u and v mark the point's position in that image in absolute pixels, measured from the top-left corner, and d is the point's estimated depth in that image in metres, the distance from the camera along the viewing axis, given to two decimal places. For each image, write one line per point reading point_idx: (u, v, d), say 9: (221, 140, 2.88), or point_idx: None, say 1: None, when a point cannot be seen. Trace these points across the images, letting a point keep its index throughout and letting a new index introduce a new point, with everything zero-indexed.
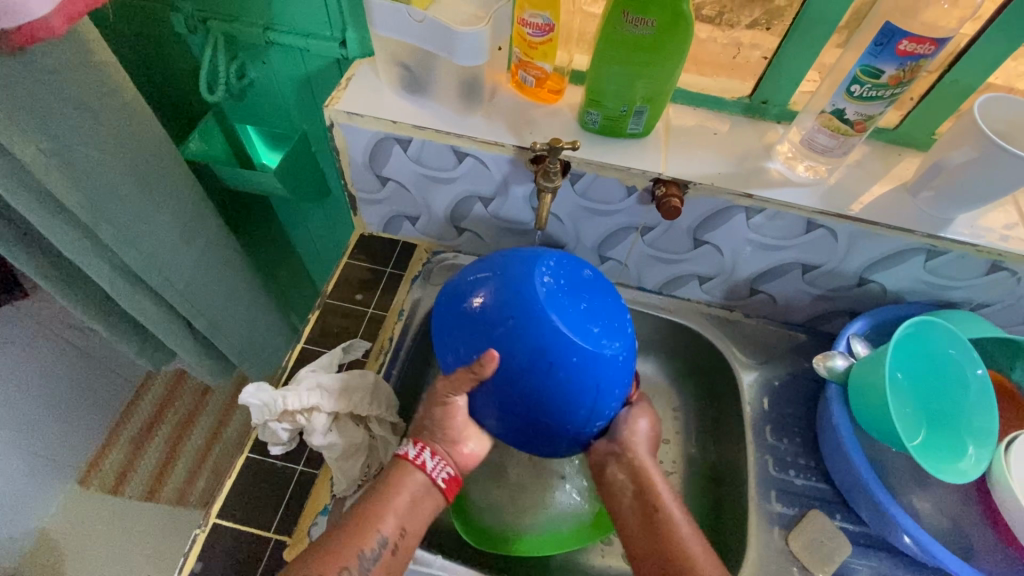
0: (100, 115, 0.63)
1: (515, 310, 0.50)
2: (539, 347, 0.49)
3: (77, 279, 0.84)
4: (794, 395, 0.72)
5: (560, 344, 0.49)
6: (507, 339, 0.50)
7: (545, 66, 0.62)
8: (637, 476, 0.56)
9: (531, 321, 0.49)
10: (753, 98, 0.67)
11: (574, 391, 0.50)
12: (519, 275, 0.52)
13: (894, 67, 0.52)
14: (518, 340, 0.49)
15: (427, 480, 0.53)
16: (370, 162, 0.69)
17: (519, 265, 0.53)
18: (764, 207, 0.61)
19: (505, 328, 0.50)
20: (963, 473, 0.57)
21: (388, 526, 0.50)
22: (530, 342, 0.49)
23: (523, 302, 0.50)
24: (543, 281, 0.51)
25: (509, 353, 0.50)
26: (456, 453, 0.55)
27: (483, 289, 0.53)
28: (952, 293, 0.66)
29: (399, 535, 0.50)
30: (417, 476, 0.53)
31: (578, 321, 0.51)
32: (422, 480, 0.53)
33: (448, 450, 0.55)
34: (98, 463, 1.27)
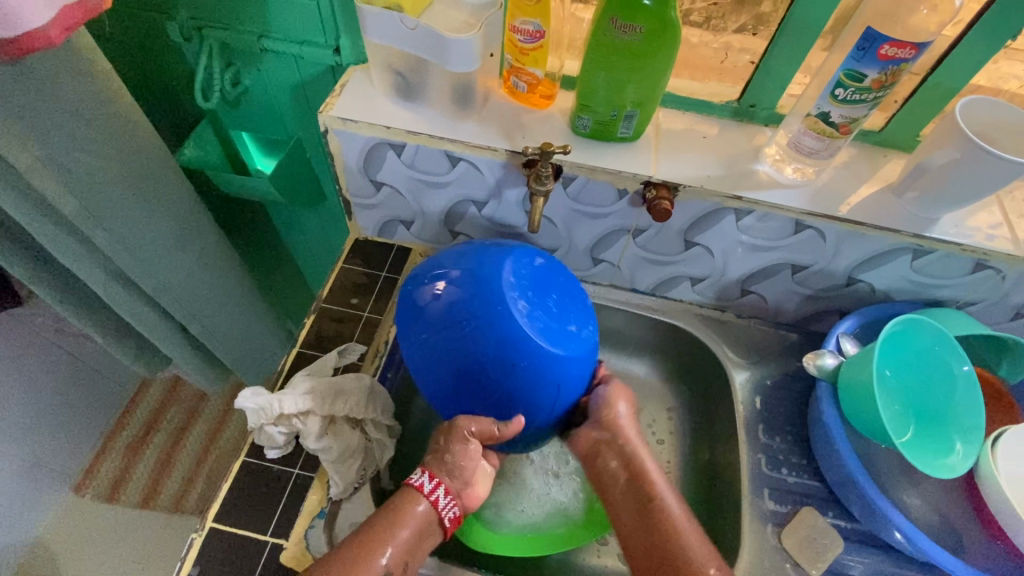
0: (95, 122, 0.64)
1: (482, 309, 0.51)
2: (500, 339, 0.50)
3: (72, 285, 0.84)
4: (786, 394, 0.73)
5: (524, 337, 0.51)
6: (471, 335, 0.51)
7: (536, 72, 0.63)
8: (627, 464, 0.57)
9: (497, 310, 0.51)
10: (741, 102, 0.68)
11: (535, 389, 0.52)
12: (488, 274, 0.53)
13: (877, 71, 0.53)
14: (484, 337, 0.50)
15: (434, 516, 0.53)
16: (365, 167, 0.70)
17: (489, 257, 0.55)
18: (752, 208, 0.62)
19: (472, 325, 0.51)
20: (951, 469, 0.58)
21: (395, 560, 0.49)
22: (495, 330, 0.50)
23: (489, 291, 0.51)
24: (511, 275, 0.53)
25: (473, 348, 0.51)
26: (464, 492, 0.55)
27: (448, 283, 0.53)
28: (938, 292, 0.67)
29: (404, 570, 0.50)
30: (425, 510, 0.53)
31: (542, 319, 0.53)
32: (433, 514, 0.53)
33: (457, 489, 0.55)
34: (93, 471, 1.27)
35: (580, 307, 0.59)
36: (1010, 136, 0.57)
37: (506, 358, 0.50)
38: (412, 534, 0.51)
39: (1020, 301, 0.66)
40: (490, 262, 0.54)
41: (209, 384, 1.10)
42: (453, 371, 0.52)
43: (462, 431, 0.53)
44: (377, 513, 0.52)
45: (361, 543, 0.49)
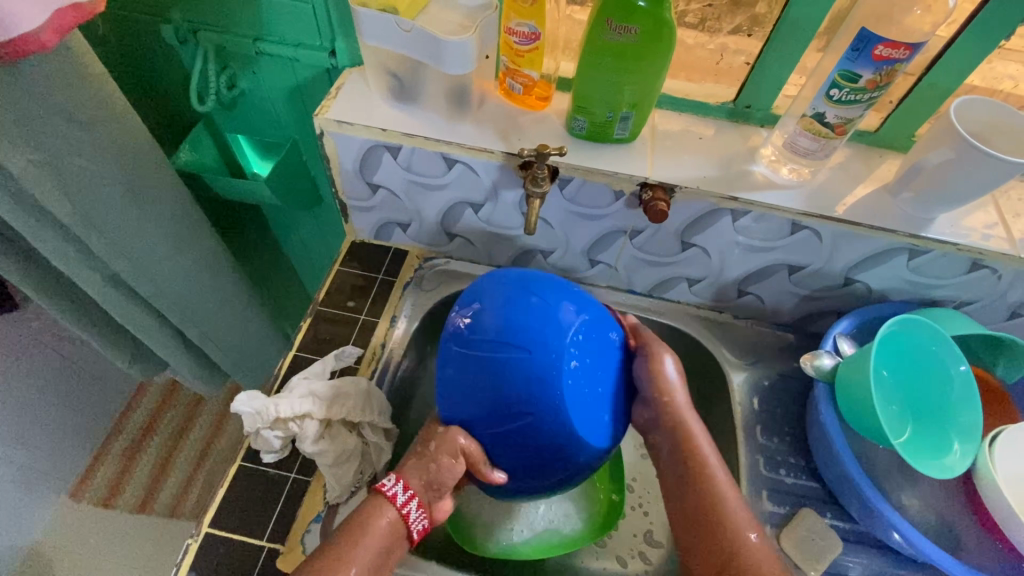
0: (90, 125, 0.64)
1: (533, 346, 0.51)
2: (532, 382, 0.50)
3: (68, 289, 0.84)
4: (783, 395, 0.73)
5: (551, 395, 0.50)
6: (509, 366, 0.50)
7: (532, 74, 0.63)
8: (670, 422, 0.58)
9: (529, 358, 0.50)
10: (737, 103, 0.68)
11: (535, 450, 0.51)
12: (550, 316, 0.53)
13: (871, 72, 0.53)
14: (521, 374, 0.50)
15: (402, 529, 0.51)
16: (361, 170, 0.70)
17: (553, 295, 0.55)
18: (749, 209, 0.62)
19: (515, 356, 0.51)
20: (949, 469, 0.58)
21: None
22: (522, 378, 0.50)
23: (531, 336, 0.51)
24: (556, 326, 0.52)
25: (506, 377, 0.50)
26: (434, 504, 0.54)
27: (504, 304, 0.54)
28: (934, 292, 0.68)
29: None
30: (395, 525, 0.51)
31: (574, 381, 0.51)
32: (401, 528, 0.51)
33: (429, 501, 0.54)
34: (90, 476, 1.26)
35: (615, 376, 0.57)
36: (1005, 136, 0.57)
37: (522, 407, 0.50)
38: (376, 552, 0.49)
39: (1016, 301, 0.66)
40: (540, 304, 0.53)
41: (206, 388, 1.10)
42: (475, 391, 0.52)
43: (452, 444, 0.52)
44: (343, 527, 0.50)
45: (321, 564, 0.47)
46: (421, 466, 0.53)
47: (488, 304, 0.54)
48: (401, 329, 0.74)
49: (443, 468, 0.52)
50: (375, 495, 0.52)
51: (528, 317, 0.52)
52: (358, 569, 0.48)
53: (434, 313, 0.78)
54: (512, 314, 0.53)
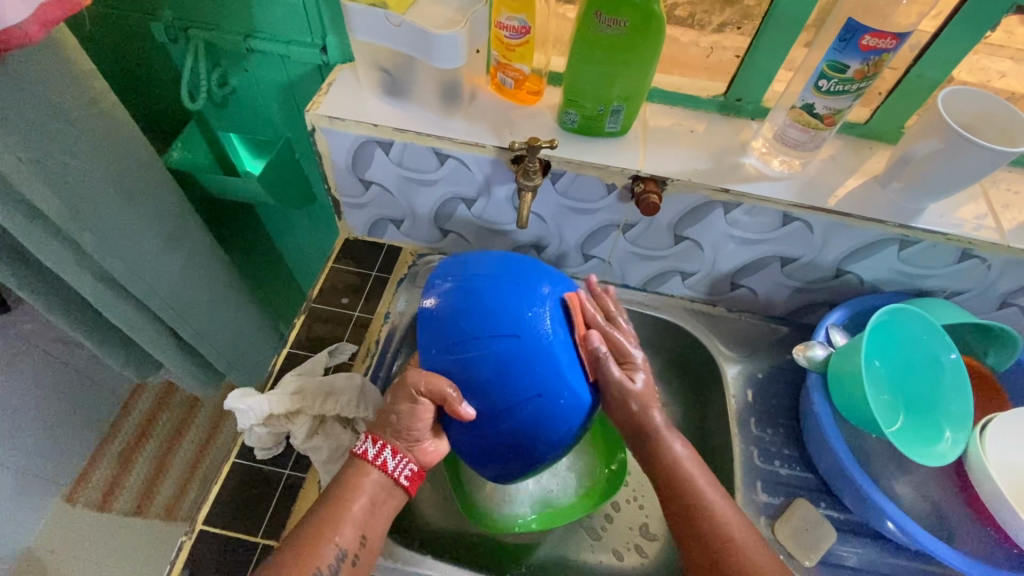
0: (79, 122, 0.63)
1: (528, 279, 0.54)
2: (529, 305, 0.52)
3: (60, 289, 0.84)
4: (777, 387, 0.73)
5: (521, 341, 0.50)
6: (503, 288, 0.53)
7: (523, 68, 0.63)
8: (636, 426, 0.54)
9: (485, 330, 0.50)
10: (728, 96, 0.68)
11: (518, 378, 0.49)
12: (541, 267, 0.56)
13: (859, 62, 0.53)
14: (516, 295, 0.52)
15: (388, 480, 0.53)
16: (353, 166, 0.70)
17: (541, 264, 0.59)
18: (740, 201, 0.63)
19: (510, 282, 0.53)
20: (940, 457, 0.59)
21: (348, 539, 0.49)
22: (488, 354, 0.50)
23: (508, 286, 0.53)
24: (527, 307, 0.51)
25: (498, 298, 0.52)
26: (418, 449, 0.54)
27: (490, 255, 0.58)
28: (925, 282, 0.68)
29: (361, 544, 0.49)
30: (375, 477, 0.52)
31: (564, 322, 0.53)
32: (383, 478, 0.52)
33: (408, 447, 0.54)
34: (85, 479, 1.25)
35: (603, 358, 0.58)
36: (992, 125, 0.57)
37: (484, 385, 0.50)
38: (363, 508, 0.50)
39: (1006, 290, 0.66)
40: (512, 288, 0.53)
41: (201, 389, 1.09)
42: (463, 313, 0.52)
43: (414, 389, 0.51)
44: (325, 492, 0.52)
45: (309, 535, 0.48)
46: (384, 422, 0.54)
47: (460, 284, 0.55)
48: (396, 325, 0.75)
49: (407, 415, 0.52)
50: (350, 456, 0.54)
51: (498, 299, 0.52)
52: (346, 528, 0.49)
53: None
54: (483, 294, 0.52)
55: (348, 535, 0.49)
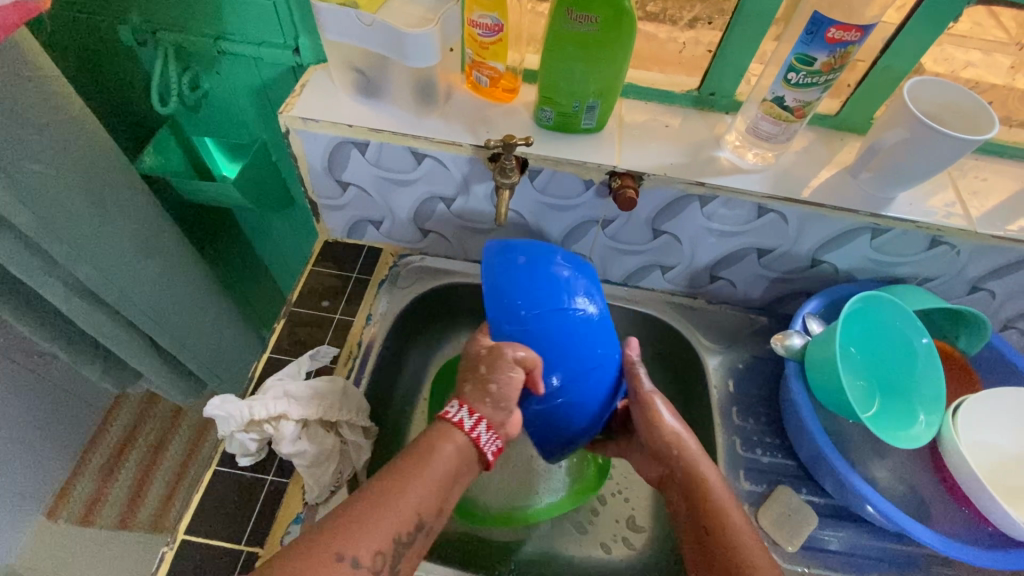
0: (46, 130, 0.62)
1: (520, 255, 0.57)
2: (524, 274, 0.55)
3: (33, 301, 0.82)
4: (757, 376, 0.74)
5: (540, 313, 0.54)
6: (507, 276, 0.55)
7: (497, 66, 0.63)
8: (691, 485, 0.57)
9: (516, 306, 0.54)
10: (701, 91, 0.69)
11: (581, 332, 0.54)
12: (518, 246, 0.58)
13: (826, 55, 0.54)
14: (514, 274, 0.55)
15: (474, 452, 0.52)
16: (330, 167, 0.69)
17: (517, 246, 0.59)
18: (716, 194, 0.63)
19: (507, 266, 0.56)
20: (916, 439, 0.59)
21: (428, 508, 0.48)
22: (539, 325, 0.53)
23: (511, 275, 0.55)
24: (535, 265, 0.56)
25: (507, 283, 0.55)
26: (507, 423, 0.53)
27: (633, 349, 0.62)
28: (897, 269, 0.70)
29: (437, 515, 0.49)
30: (457, 439, 0.51)
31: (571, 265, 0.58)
32: (470, 450, 0.52)
33: (500, 424, 0.53)
34: (67, 494, 1.23)
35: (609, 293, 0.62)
36: (958, 114, 0.59)
37: (550, 345, 0.53)
38: (447, 475, 0.50)
39: (976, 274, 0.68)
40: (539, 263, 0.56)
41: (183, 398, 1.08)
42: (499, 323, 0.54)
43: (508, 357, 0.51)
44: (409, 451, 0.51)
45: (382, 497, 0.47)
46: (479, 393, 0.53)
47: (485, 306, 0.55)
48: (378, 326, 0.74)
49: (507, 385, 0.51)
50: (440, 423, 0.53)
51: (536, 303, 0.54)
52: (424, 497, 0.48)
53: (409, 309, 0.78)
54: (546, 277, 0.55)
55: (429, 500, 0.48)
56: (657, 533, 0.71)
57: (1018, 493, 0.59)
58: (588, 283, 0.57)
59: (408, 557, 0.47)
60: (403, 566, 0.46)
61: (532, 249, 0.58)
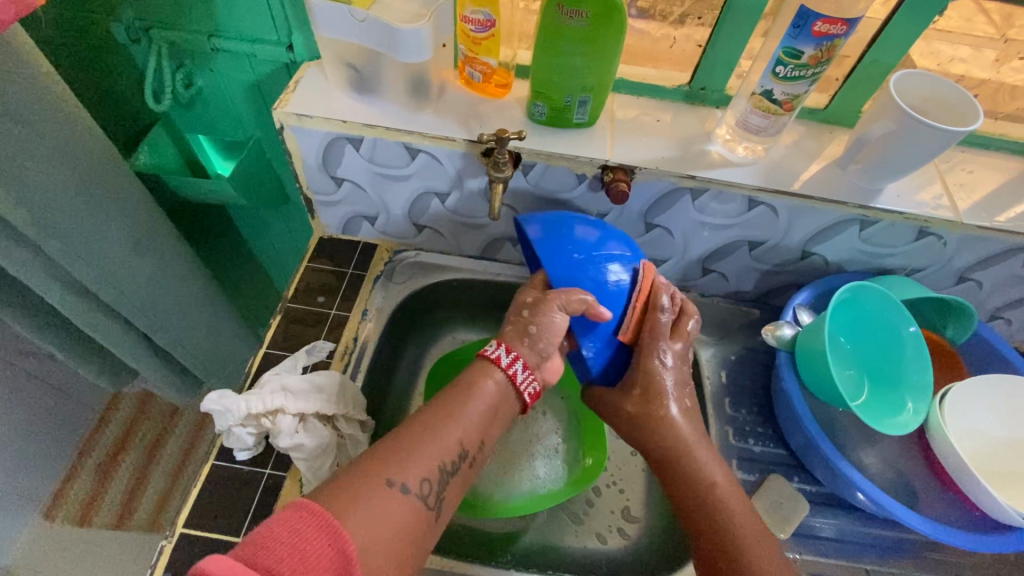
0: (40, 127, 0.62)
1: (559, 221, 0.63)
2: (570, 233, 0.61)
3: (28, 299, 0.82)
4: (749, 367, 0.75)
5: (590, 262, 0.60)
6: (557, 235, 0.61)
7: (489, 61, 0.64)
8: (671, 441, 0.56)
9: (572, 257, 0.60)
10: (692, 85, 0.70)
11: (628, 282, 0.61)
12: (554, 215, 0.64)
13: (813, 48, 0.55)
14: (562, 234, 0.61)
15: (512, 390, 0.56)
16: (324, 163, 0.69)
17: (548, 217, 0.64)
18: (707, 187, 0.64)
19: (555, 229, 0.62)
20: (903, 426, 0.60)
21: (471, 438, 0.51)
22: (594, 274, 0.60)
23: (560, 235, 0.61)
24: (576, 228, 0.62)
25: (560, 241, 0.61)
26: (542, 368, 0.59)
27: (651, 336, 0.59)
28: (885, 260, 0.71)
29: (480, 447, 0.52)
30: (497, 376, 0.56)
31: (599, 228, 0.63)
32: (509, 389, 0.56)
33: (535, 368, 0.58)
34: (64, 494, 1.23)
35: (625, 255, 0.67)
36: (944, 107, 0.59)
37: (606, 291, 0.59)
38: (485, 411, 0.53)
39: (963, 265, 0.69)
40: (578, 226, 0.62)
41: (180, 396, 1.08)
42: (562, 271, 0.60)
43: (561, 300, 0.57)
44: (447, 391, 0.54)
45: (422, 427, 0.50)
46: (519, 335, 0.58)
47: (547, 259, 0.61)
48: (374, 321, 0.75)
49: (550, 327, 0.57)
50: (480, 361, 0.57)
51: (570, 280, 0.60)
52: (468, 427, 0.51)
53: (404, 304, 0.78)
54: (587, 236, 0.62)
55: (469, 431, 0.51)
56: (652, 522, 0.72)
57: (1003, 477, 0.60)
58: (619, 245, 0.62)
59: (454, 485, 0.49)
60: (450, 492, 0.48)
61: (548, 219, 0.63)
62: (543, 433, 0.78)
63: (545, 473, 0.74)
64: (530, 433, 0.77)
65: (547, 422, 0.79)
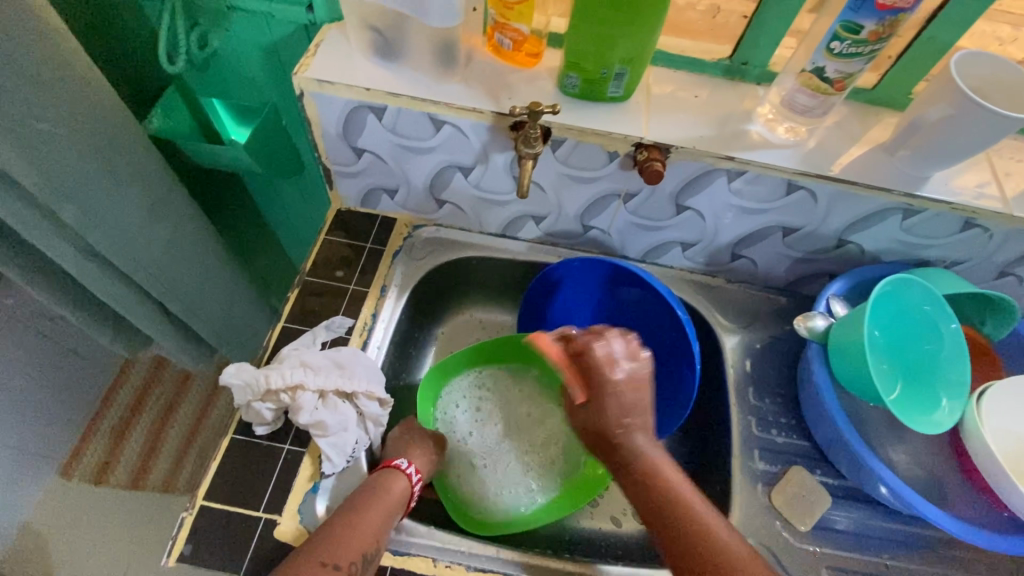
0: (54, 87, 0.60)
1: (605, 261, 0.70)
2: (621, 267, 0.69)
3: (43, 263, 0.81)
4: (776, 357, 0.73)
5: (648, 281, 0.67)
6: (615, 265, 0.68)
7: (521, 27, 0.60)
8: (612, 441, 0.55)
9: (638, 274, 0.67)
10: (733, 60, 0.66)
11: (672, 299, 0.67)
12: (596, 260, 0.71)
13: (874, 22, 0.51)
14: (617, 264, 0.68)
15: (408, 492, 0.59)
16: (344, 133, 0.67)
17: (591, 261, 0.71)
18: (745, 169, 0.61)
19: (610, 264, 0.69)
20: (938, 424, 0.58)
21: (385, 532, 0.54)
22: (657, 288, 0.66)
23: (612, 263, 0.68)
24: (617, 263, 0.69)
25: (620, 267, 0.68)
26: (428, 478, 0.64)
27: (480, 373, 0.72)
28: (925, 252, 0.68)
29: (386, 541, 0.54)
30: (401, 480, 0.59)
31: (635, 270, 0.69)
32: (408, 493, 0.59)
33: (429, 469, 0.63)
34: (81, 453, 1.25)
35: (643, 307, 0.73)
36: (1004, 90, 0.56)
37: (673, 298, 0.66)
38: (395, 505, 0.57)
39: (1005, 260, 0.66)
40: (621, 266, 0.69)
41: (194, 363, 1.08)
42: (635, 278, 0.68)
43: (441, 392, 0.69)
44: (366, 488, 0.57)
45: (339, 518, 0.53)
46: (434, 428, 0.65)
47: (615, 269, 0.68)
48: (393, 298, 0.74)
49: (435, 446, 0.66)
50: (387, 468, 0.60)
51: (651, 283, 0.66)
52: (381, 521, 0.54)
53: (422, 282, 0.77)
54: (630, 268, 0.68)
55: (385, 520, 0.54)
56: None
57: None
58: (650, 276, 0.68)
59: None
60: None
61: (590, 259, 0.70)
62: (544, 445, 0.75)
63: (541, 487, 0.72)
64: (528, 443, 0.74)
65: (547, 433, 0.75)
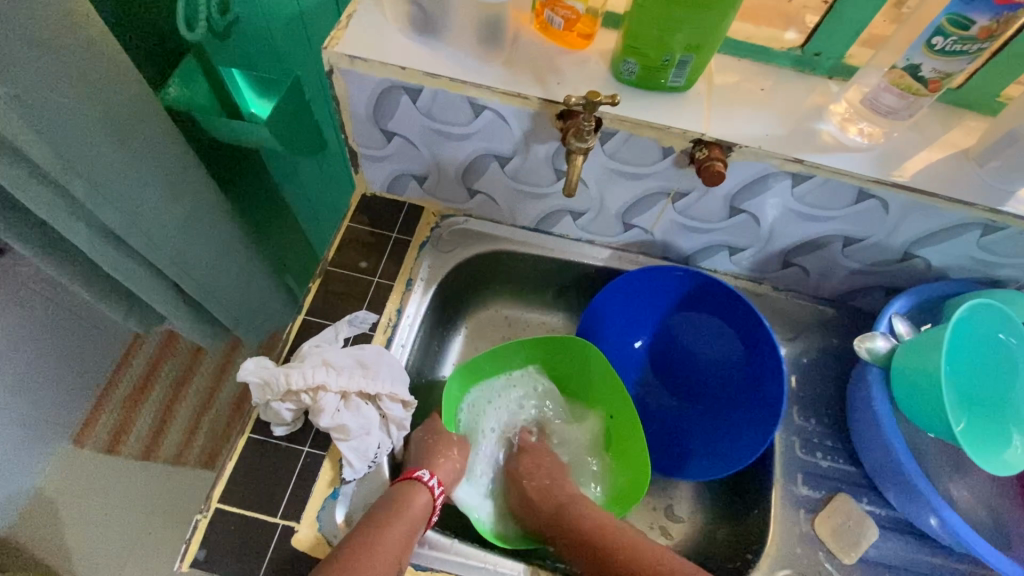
0: (65, 55, 0.55)
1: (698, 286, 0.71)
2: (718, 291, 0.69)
3: (53, 238, 0.77)
4: (823, 375, 0.69)
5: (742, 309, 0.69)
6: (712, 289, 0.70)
7: (575, 6, 0.53)
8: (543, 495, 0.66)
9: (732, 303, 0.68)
10: (805, 50, 0.59)
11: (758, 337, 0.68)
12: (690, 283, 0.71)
13: (988, 18, 0.45)
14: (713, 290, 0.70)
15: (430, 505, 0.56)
16: (375, 114, 0.62)
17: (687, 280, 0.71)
18: (813, 173, 0.56)
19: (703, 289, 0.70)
20: (1010, 464, 0.54)
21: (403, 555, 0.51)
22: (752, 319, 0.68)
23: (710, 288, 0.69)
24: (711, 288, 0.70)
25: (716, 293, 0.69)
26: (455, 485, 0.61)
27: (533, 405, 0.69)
28: (997, 271, 0.62)
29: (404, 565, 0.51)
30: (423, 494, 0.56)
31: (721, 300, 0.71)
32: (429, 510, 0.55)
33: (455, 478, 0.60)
34: (93, 423, 1.25)
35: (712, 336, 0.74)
36: None
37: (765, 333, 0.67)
38: (415, 524, 0.53)
39: None
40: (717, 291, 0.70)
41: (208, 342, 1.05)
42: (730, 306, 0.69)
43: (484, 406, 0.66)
44: (384, 504, 0.54)
45: (356, 538, 0.50)
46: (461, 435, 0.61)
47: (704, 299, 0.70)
48: (420, 292, 0.70)
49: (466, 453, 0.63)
50: (407, 480, 0.57)
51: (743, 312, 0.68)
52: (401, 542, 0.51)
53: (451, 277, 0.73)
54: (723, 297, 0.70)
55: (405, 540, 0.51)
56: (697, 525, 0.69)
57: None
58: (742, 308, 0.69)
59: None
60: None
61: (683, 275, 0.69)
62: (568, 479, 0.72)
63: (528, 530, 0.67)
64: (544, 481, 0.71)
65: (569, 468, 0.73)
